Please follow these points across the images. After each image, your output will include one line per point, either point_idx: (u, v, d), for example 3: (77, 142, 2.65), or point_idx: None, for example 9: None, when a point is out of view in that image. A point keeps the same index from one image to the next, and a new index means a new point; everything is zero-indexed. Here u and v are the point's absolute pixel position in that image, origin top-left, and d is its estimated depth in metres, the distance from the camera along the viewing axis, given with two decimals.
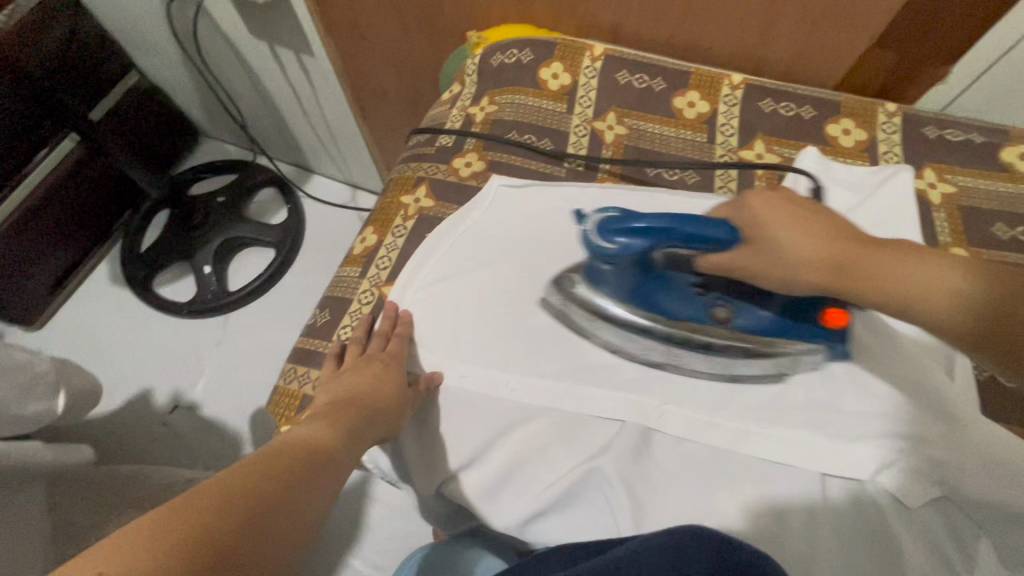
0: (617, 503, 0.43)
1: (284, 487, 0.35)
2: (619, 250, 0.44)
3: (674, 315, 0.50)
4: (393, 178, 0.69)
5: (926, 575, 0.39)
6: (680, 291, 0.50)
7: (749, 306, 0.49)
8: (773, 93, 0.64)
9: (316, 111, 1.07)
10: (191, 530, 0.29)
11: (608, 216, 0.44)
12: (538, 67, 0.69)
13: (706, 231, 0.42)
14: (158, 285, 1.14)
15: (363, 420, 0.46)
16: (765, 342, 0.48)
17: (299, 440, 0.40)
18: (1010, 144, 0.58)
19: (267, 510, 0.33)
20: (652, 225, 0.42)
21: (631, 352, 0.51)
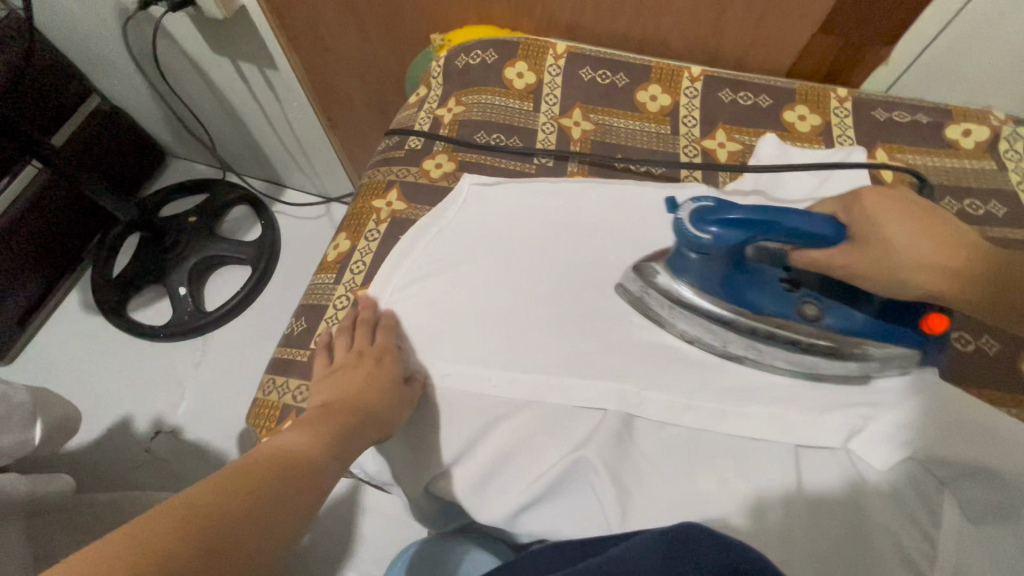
0: (603, 490, 0.44)
1: (266, 500, 0.33)
2: (715, 239, 0.44)
3: (763, 309, 0.50)
4: (363, 184, 0.69)
5: (897, 533, 0.41)
6: (775, 285, 0.50)
7: (845, 306, 0.48)
8: (731, 83, 0.67)
9: (283, 126, 1.05)
10: (162, 549, 0.27)
11: (704, 204, 0.45)
12: (503, 66, 0.70)
13: (813, 224, 0.42)
14: (132, 310, 1.10)
15: (351, 428, 0.45)
16: (858, 343, 0.48)
17: (284, 449, 0.39)
18: (952, 122, 0.61)
19: (245, 526, 0.31)
20: (750, 214, 0.43)
21: (711, 345, 0.51)
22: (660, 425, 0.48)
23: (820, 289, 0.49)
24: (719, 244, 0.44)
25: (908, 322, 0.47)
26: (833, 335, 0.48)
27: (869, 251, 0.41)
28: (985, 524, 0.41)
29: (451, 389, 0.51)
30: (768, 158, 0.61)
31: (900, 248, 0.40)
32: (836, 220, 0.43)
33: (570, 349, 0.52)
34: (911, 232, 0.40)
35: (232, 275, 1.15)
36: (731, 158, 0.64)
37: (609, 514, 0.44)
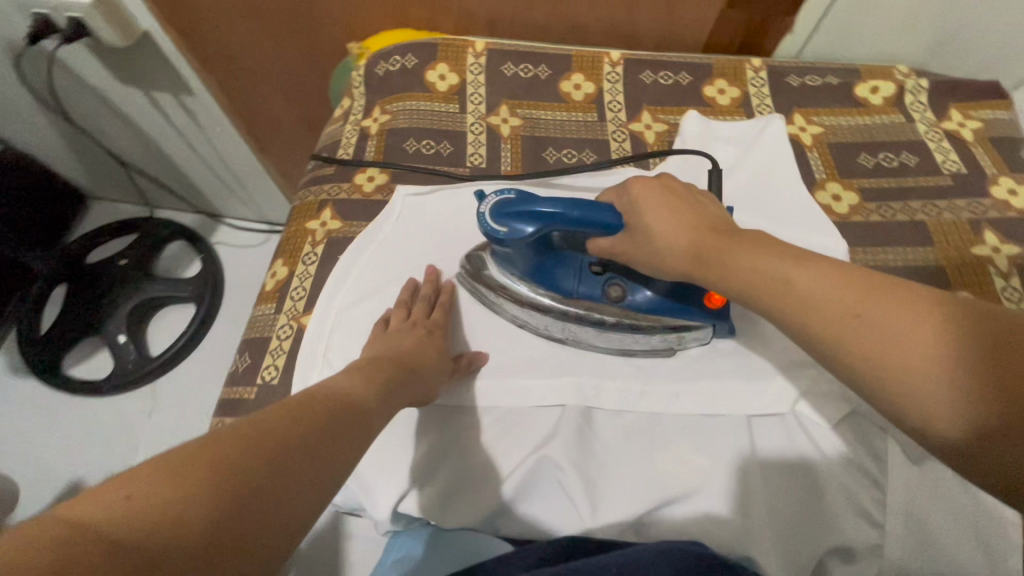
0: (571, 486, 0.45)
1: (326, 433, 0.33)
2: (507, 233, 0.46)
3: (572, 293, 0.51)
4: (294, 206, 0.66)
5: (848, 486, 0.43)
6: (581, 268, 0.51)
7: (642, 286, 0.50)
8: (651, 64, 0.68)
9: (211, 153, 1.00)
10: (224, 480, 0.27)
11: (505, 198, 0.46)
12: (424, 70, 0.69)
13: (600, 217, 0.44)
14: (70, 365, 1.04)
15: (405, 377, 0.44)
16: (657, 321, 0.49)
17: (342, 387, 0.38)
18: (860, 81, 0.64)
19: (303, 460, 0.31)
20: (536, 209, 0.44)
21: (536, 328, 0.52)
22: (616, 412, 0.48)
23: (622, 271, 0.50)
24: (515, 237, 0.46)
25: (693, 299, 0.48)
26: (631, 315, 0.50)
27: (634, 239, 0.43)
28: (926, 463, 0.43)
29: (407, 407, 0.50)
30: (693, 134, 0.62)
31: (654, 232, 0.41)
32: (615, 209, 0.44)
33: (523, 350, 0.52)
34: (668, 215, 0.41)
35: (176, 315, 1.10)
36: (659, 139, 0.64)
37: (581, 508, 0.44)
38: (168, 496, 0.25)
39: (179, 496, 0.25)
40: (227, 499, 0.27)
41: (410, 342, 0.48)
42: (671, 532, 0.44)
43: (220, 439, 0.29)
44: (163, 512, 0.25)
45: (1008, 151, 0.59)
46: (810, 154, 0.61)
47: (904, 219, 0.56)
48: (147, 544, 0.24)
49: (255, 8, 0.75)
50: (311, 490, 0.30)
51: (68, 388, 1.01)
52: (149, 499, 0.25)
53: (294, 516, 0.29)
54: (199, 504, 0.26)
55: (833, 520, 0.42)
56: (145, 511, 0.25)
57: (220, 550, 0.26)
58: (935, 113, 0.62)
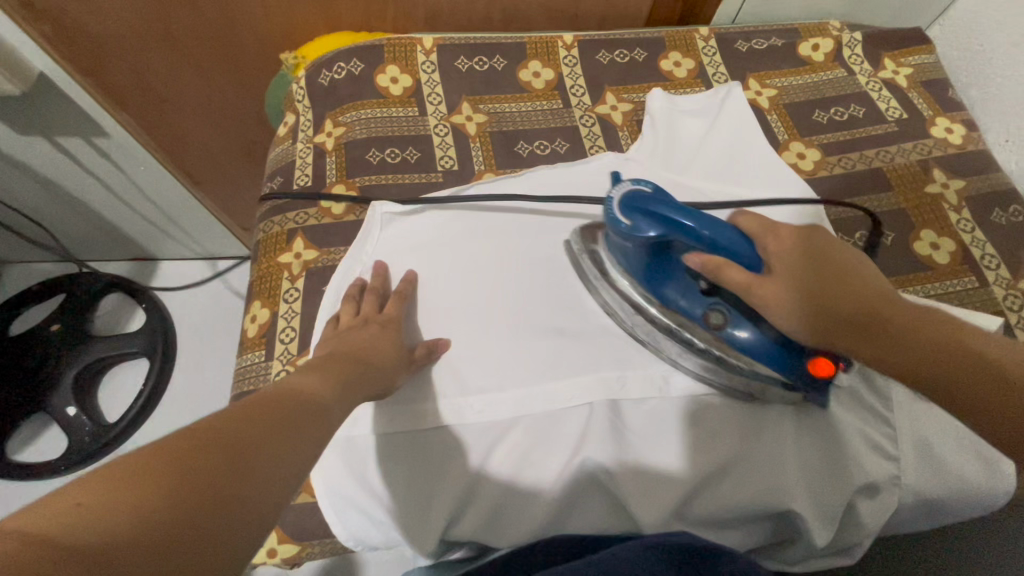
0: (617, 482, 0.46)
1: (286, 432, 0.30)
2: (631, 227, 0.45)
3: (670, 303, 0.49)
4: (259, 241, 0.61)
5: (864, 430, 0.47)
6: (692, 284, 0.49)
7: (750, 326, 0.46)
8: (605, 44, 0.68)
9: (137, 196, 0.91)
10: (178, 482, 0.24)
11: (642, 191, 0.46)
12: (373, 75, 0.65)
13: (742, 252, 0.43)
14: (12, 451, 0.93)
15: (357, 375, 0.42)
16: (748, 364, 0.46)
17: (303, 391, 0.35)
18: (802, 40, 0.67)
19: (264, 457, 0.28)
20: (676, 213, 0.44)
21: (623, 321, 0.53)
22: (639, 401, 0.49)
23: (735, 303, 0.47)
24: (634, 234, 0.45)
25: (805, 352, 0.45)
26: (729, 348, 0.47)
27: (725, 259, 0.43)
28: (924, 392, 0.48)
29: (434, 430, 0.48)
30: (660, 111, 0.63)
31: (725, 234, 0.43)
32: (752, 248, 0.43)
33: (538, 353, 0.51)
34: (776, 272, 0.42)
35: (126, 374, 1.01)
36: (626, 119, 0.65)
37: (628, 499, 0.45)
38: (125, 497, 0.22)
39: (128, 503, 0.22)
40: (184, 502, 0.23)
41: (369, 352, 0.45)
42: (714, 505, 0.45)
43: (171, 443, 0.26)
44: (113, 520, 0.22)
45: (938, 91, 0.64)
46: (769, 116, 0.64)
47: (865, 168, 0.60)
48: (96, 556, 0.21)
49: (167, 26, 0.67)
50: (277, 486, 0.27)
51: (13, 473, 0.89)
52: (100, 507, 0.22)
53: (260, 516, 0.26)
54: (154, 510, 0.23)
55: (857, 461, 0.45)
56: (93, 523, 0.21)
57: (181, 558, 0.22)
58: (871, 63, 0.66)
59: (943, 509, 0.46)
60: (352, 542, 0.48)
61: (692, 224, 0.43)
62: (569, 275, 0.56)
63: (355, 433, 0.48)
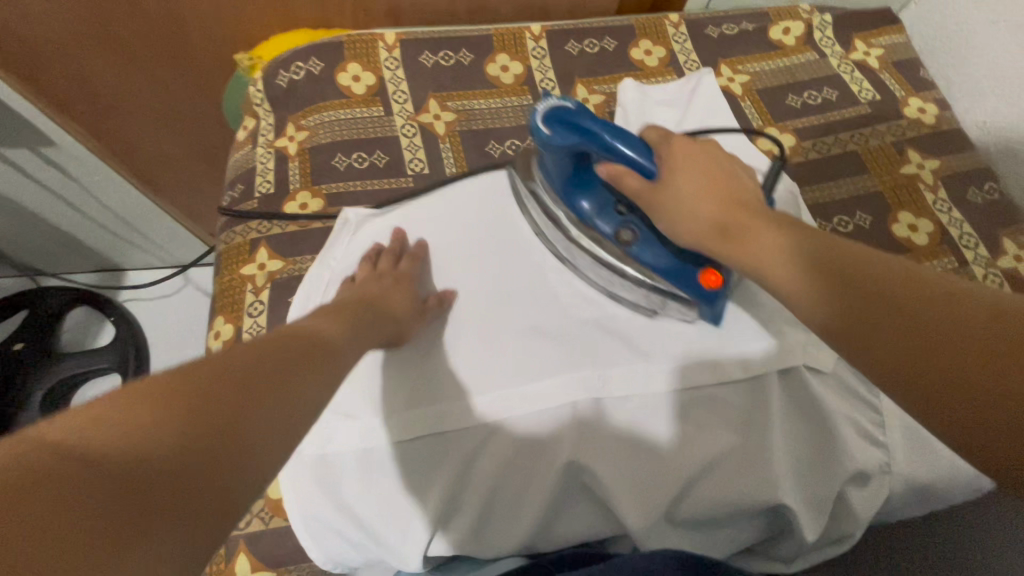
0: (603, 487, 0.44)
1: (294, 368, 0.28)
2: (551, 136, 0.44)
3: (587, 218, 0.50)
4: (221, 253, 0.58)
5: (850, 419, 0.46)
6: (608, 203, 0.50)
7: (655, 244, 0.48)
8: (573, 34, 0.66)
9: (96, 208, 0.87)
10: (185, 412, 0.22)
11: (564, 101, 0.45)
12: (334, 74, 0.63)
13: (644, 164, 0.44)
14: None
15: (362, 326, 0.40)
16: (651, 278, 0.49)
17: (312, 332, 0.33)
18: (772, 24, 0.66)
19: (273, 392, 0.26)
20: (592, 125, 0.43)
21: (547, 238, 0.55)
22: (623, 402, 0.48)
23: (645, 221, 0.49)
24: (551, 145, 0.45)
25: (700, 263, 0.48)
26: (632, 263, 0.49)
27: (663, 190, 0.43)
28: None
29: (411, 442, 0.46)
30: (632, 102, 0.61)
31: (685, 195, 0.42)
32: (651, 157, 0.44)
33: (518, 354, 0.50)
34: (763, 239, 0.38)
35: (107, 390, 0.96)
36: (599, 111, 0.63)
37: (615, 504, 0.43)
38: (148, 421, 0.21)
39: (154, 427, 0.21)
40: (192, 434, 0.22)
41: (367, 312, 0.44)
42: (703, 505, 0.44)
43: (171, 375, 0.23)
44: (132, 440, 0.20)
45: (911, 72, 0.64)
46: (742, 103, 0.62)
47: (840, 153, 0.59)
48: (102, 491, 0.19)
49: (110, 26, 0.64)
50: (287, 421, 0.26)
51: None
52: (125, 428, 0.21)
53: (279, 451, 0.25)
54: (171, 434, 0.21)
55: (846, 451, 0.44)
56: (118, 444, 0.20)
57: (195, 490, 0.21)
58: (843, 46, 0.66)
59: (932, 494, 0.45)
60: (330, 564, 0.46)
61: (607, 138, 0.43)
62: (547, 272, 0.54)
63: (330, 450, 0.47)
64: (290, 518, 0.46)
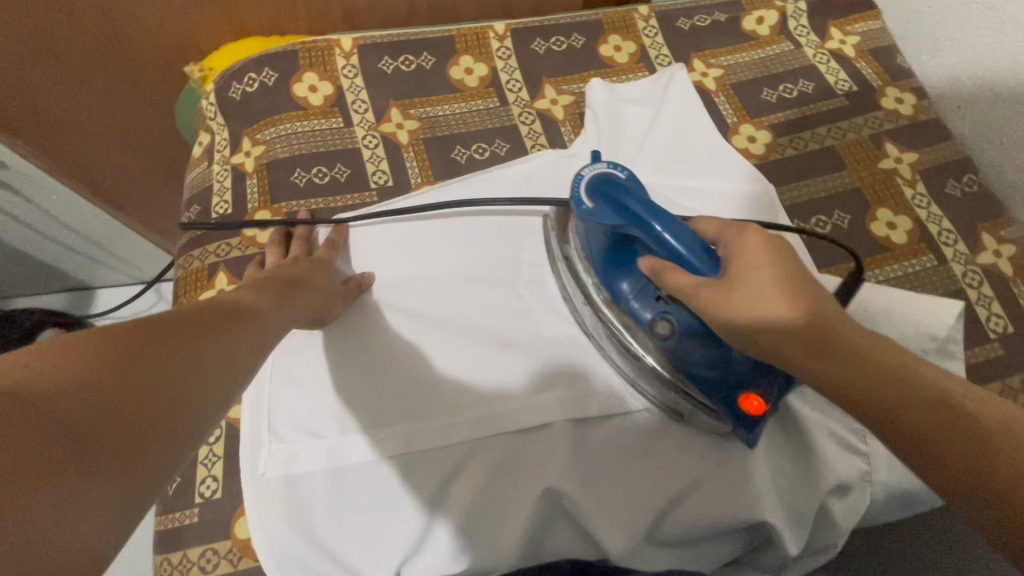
0: (582, 508, 0.43)
1: (223, 328, 0.30)
2: (592, 211, 0.41)
3: (622, 300, 0.46)
4: (178, 277, 0.55)
5: (832, 428, 0.45)
6: (650, 290, 0.45)
7: (693, 344, 0.43)
8: (539, 32, 0.63)
9: (56, 228, 0.84)
10: (107, 360, 0.24)
11: (614, 176, 0.41)
12: (289, 84, 0.60)
13: (694, 264, 0.37)
14: None
15: (293, 298, 0.41)
16: (686, 385, 0.43)
17: (241, 303, 0.35)
18: (745, 14, 0.64)
19: (200, 339, 0.28)
20: (641, 210, 0.39)
21: (575, 306, 0.50)
22: (598, 421, 0.46)
23: (688, 319, 0.43)
24: (591, 218, 0.41)
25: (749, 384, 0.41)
26: (663, 361, 0.44)
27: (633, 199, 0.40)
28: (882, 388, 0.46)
29: (383, 469, 0.45)
30: (602, 102, 0.58)
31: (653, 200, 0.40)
32: (713, 256, 0.37)
33: (491, 372, 0.48)
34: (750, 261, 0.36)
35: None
36: (568, 112, 0.61)
37: (595, 526, 0.42)
38: (64, 368, 0.22)
39: (74, 372, 0.22)
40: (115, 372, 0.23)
41: (296, 287, 0.43)
42: (683, 521, 0.43)
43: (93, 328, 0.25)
44: (52, 385, 0.22)
45: (887, 60, 0.62)
46: (716, 99, 0.60)
47: (817, 148, 0.57)
48: (27, 420, 0.20)
49: (49, 41, 0.61)
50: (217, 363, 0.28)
51: None
52: (42, 372, 0.22)
53: (207, 396, 0.26)
54: (86, 379, 0.22)
55: (825, 460, 0.44)
56: (35, 384, 0.21)
57: (126, 415, 0.23)
58: (817, 34, 0.63)
59: (913, 501, 0.45)
60: None
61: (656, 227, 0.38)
62: (518, 286, 0.53)
63: (299, 484, 0.45)
64: (258, 556, 0.44)
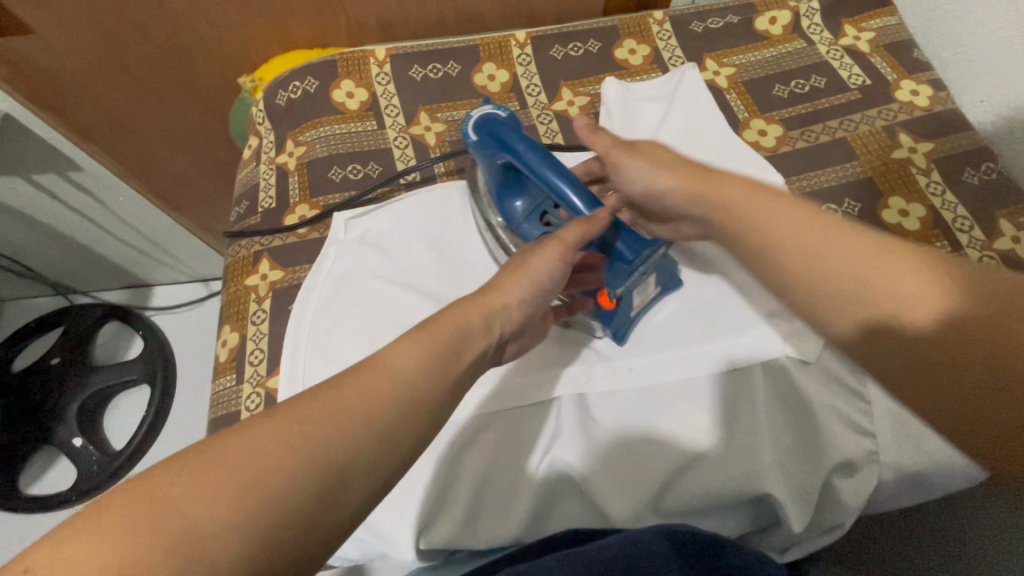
0: (587, 479, 0.45)
1: (303, 444, 0.28)
2: (475, 143, 0.48)
3: (517, 223, 0.51)
4: (227, 265, 0.61)
5: (835, 407, 0.46)
6: (536, 212, 0.50)
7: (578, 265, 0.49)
8: (558, 38, 0.67)
9: (122, 228, 0.95)
10: (261, 466, 0.27)
11: (498, 115, 0.49)
12: (329, 91, 0.65)
13: (561, 189, 0.45)
14: (28, 485, 0.95)
15: (459, 363, 0.36)
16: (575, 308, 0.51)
17: (397, 365, 0.33)
18: (759, 15, 0.66)
19: (351, 432, 0.30)
20: (510, 137, 0.46)
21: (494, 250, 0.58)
22: (606, 397, 0.49)
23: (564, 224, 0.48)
24: (478, 149, 0.48)
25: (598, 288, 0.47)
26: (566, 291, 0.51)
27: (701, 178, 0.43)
28: None
29: None
30: (615, 100, 0.62)
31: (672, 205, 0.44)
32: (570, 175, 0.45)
33: None
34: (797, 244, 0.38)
35: (134, 398, 1.03)
36: (584, 112, 0.64)
37: (599, 494, 0.45)
38: (224, 477, 0.26)
39: (235, 476, 0.26)
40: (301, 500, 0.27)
41: (462, 329, 0.37)
42: (687, 495, 0.44)
43: (263, 432, 0.28)
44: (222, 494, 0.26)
45: (903, 54, 0.62)
46: (728, 96, 0.63)
47: (829, 140, 0.58)
48: (196, 518, 0.25)
49: (126, 60, 0.70)
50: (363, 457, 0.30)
51: (31, 506, 0.91)
52: (217, 476, 0.26)
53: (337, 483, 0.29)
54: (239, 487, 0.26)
55: (829, 439, 0.44)
56: (211, 488, 0.26)
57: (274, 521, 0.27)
58: (831, 32, 0.65)
59: (927, 484, 0.45)
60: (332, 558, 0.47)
61: (522, 149, 0.45)
62: None
63: None
64: None
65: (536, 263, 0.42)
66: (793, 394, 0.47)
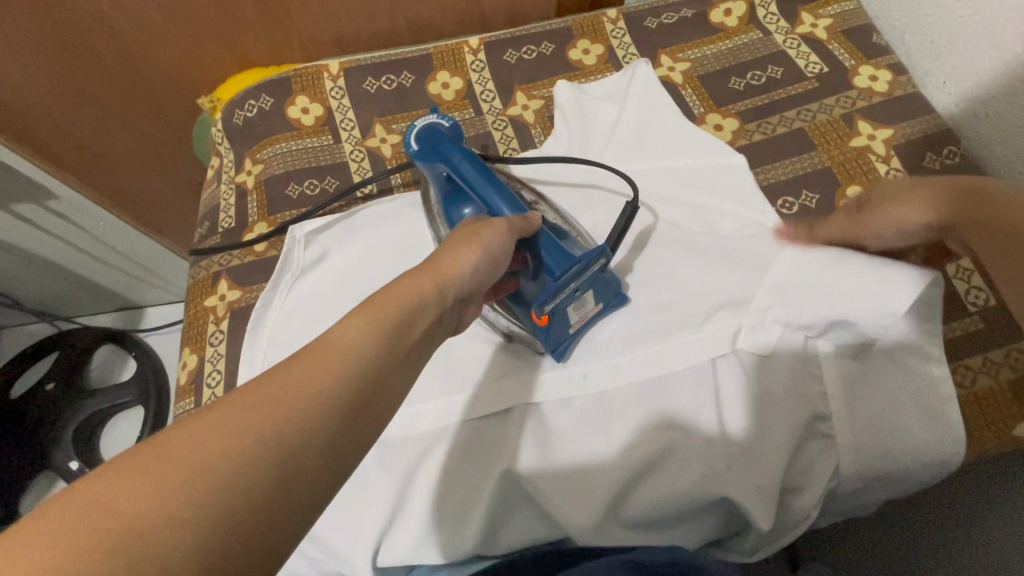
0: (543, 489, 0.44)
1: (255, 439, 0.23)
2: (415, 153, 0.48)
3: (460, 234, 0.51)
4: (189, 286, 0.61)
5: (791, 403, 0.44)
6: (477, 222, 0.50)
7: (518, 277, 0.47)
8: (512, 42, 0.66)
9: (104, 251, 0.95)
10: (202, 467, 0.22)
11: (439, 124, 0.48)
12: (284, 108, 0.65)
13: (493, 201, 0.45)
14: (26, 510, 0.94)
15: (410, 331, 0.31)
16: (515, 319, 0.50)
17: (342, 347, 0.28)
18: (713, 7, 0.65)
19: (302, 410, 0.24)
20: (449, 150, 0.46)
21: None
22: (560, 405, 0.48)
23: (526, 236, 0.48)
24: (418, 160, 0.48)
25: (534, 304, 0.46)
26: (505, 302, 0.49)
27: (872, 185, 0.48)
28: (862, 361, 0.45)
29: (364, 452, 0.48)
30: (568, 103, 0.61)
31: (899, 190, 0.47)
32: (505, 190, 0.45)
33: (463, 361, 0.51)
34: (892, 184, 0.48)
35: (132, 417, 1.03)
36: (539, 116, 0.63)
37: (555, 505, 0.43)
38: (153, 483, 0.21)
39: (171, 483, 0.21)
40: (253, 490, 0.22)
41: (408, 303, 0.32)
42: (648, 505, 0.43)
43: (196, 423, 0.23)
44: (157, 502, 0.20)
45: (863, 38, 0.61)
46: (684, 91, 0.62)
47: (786, 131, 0.57)
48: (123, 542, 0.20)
49: (87, 86, 0.71)
50: (320, 439, 0.24)
51: None
52: (140, 487, 0.21)
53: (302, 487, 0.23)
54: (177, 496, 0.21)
55: (786, 437, 0.43)
56: (135, 502, 0.20)
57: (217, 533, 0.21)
58: (787, 20, 0.64)
59: (893, 480, 0.43)
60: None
61: (460, 161, 0.46)
62: None
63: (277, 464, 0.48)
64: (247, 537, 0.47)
65: (489, 235, 0.38)
66: (751, 392, 0.45)
